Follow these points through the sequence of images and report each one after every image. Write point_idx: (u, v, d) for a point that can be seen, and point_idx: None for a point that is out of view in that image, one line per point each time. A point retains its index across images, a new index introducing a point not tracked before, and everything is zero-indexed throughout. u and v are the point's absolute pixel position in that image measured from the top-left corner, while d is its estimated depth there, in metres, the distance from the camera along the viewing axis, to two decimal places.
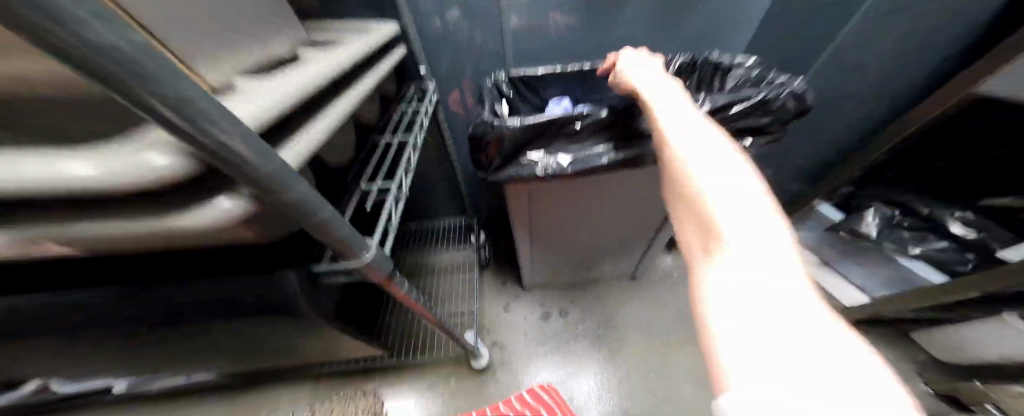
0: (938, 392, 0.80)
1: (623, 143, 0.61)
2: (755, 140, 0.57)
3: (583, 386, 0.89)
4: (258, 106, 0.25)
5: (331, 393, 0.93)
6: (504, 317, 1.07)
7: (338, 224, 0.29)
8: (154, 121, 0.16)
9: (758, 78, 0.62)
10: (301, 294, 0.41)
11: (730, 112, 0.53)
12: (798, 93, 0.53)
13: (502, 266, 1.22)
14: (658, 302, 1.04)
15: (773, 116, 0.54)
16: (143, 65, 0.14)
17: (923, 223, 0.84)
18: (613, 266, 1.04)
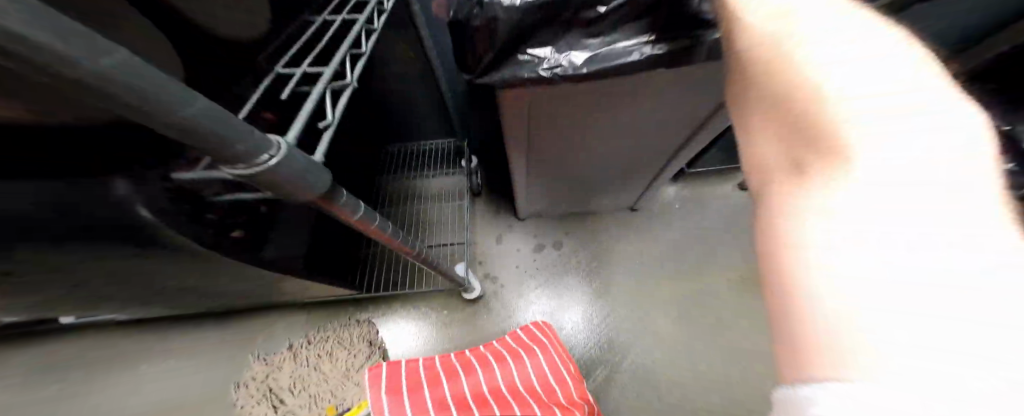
0: None
1: (665, 33, 0.43)
2: None
3: (572, 312, 0.92)
4: None
5: (322, 322, 0.92)
6: (496, 248, 1.03)
7: (232, 136, 0.18)
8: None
9: None
10: (143, 184, 0.31)
11: None
12: None
13: (495, 196, 1.13)
14: (655, 234, 1.01)
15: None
16: None
17: None
18: (613, 197, 0.97)
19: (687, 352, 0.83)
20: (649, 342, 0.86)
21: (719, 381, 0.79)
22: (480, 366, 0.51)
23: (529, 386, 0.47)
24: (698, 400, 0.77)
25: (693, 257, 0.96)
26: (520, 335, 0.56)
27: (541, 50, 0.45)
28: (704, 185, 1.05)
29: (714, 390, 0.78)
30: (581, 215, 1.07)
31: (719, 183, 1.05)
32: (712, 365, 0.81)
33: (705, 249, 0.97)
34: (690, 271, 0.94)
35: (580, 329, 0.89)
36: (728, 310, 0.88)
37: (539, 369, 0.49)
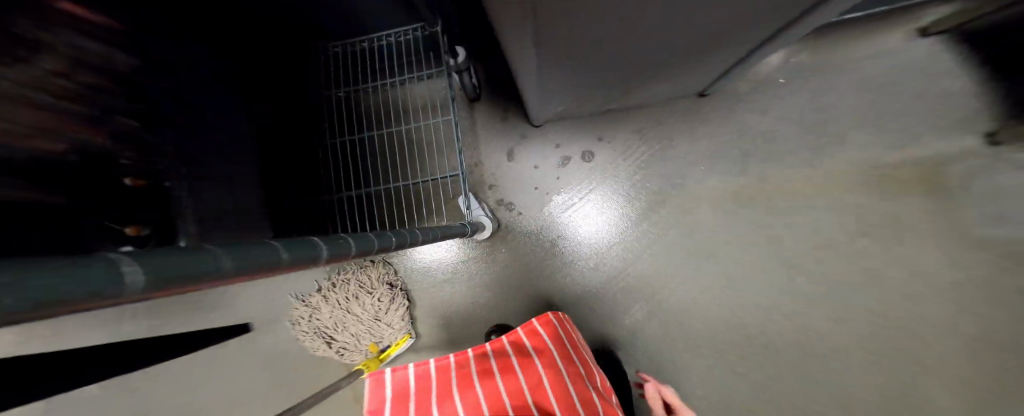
0: None
1: None
2: None
3: (607, 240, 0.76)
4: None
5: (339, 267, 0.86)
6: (508, 167, 0.82)
7: None
8: None
9: None
10: None
11: None
12: None
13: (499, 97, 0.83)
14: (737, 133, 0.70)
15: None
16: None
17: None
18: (679, 78, 0.62)
19: (751, 284, 0.69)
20: (706, 274, 0.71)
21: (779, 310, 0.68)
22: (480, 379, 0.42)
23: (548, 405, 0.41)
24: (761, 333, 0.68)
25: (792, 161, 0.67)
26: (536, 328, 0.49)
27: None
28: (826, 45, 0.66)
29: (775, 320, 0.68)
30: (622, 112, 0.76)
31: (853, 39, 0.66)
32: (788, 298, 0.68)
33: (816, 148, 0.66)
34: (783, 182, 0.68)
35: (618, 261, 0.75)
36: (825, 230, 0.67)
37: (557, 381, 0.43)
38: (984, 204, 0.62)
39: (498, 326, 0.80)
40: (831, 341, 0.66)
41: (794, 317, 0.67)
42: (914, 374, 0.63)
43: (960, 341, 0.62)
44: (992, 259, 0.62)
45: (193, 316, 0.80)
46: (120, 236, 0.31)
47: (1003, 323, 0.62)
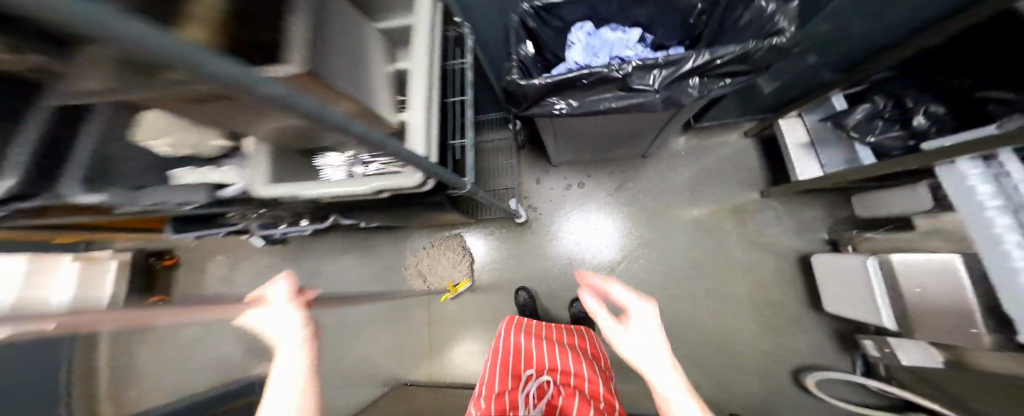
0: (827, 238, 1.16)
1: (626, 90, 0.59)
2: (698, 80, 0.57)
3: (590, 236, 1.35)
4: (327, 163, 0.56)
5: (436, 233, 1.54)
6: (535, 186, 1.45)
7: (418, 161, 0.45)
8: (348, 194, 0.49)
9: (765, 20, 0.54)
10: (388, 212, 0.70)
11: (655, 72, 0.55)
12: (704, 80, 0.57)
13: (535, 148, 1.47)
14: (658, 178, 1.33)
15: (701, 85, 0.57)
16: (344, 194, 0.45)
17: (900, 115, 0.74)
18: (626, 149, 1.22)
19: (660, 260, 1.27)
20: (639, 252, 1.30)
21: (674, 272, 1.24)
22: (557, 329, 1.01)
23: (586, 348, 0.95)
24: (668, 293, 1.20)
25: (680, 195, 1.30)
26: (591, 332, 1.04)
27: (553, 97, 0.64)
28: (707, 135, 1.31)
29: (675, 282, 1.22)
30: (601, 163, 1.39)
31: (715, 134, 1.31)
32: (677, 270, 1.25)
33: (691, 188, 1.30)
34: (676, 206, 1.30)
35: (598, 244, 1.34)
36: (697, 233, 1.26)
37: (594, 347, 0.96)
38: (776, 224, 1.21)
39: (523, 288, 1.39)
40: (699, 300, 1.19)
41: (679, 281, 1.23)
42: (743, 319, 1.16)
43: (763, 297, 1.16)
44: (779, 257, 1.19)
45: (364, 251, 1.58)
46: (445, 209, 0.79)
47: (786, 289, 1.16)
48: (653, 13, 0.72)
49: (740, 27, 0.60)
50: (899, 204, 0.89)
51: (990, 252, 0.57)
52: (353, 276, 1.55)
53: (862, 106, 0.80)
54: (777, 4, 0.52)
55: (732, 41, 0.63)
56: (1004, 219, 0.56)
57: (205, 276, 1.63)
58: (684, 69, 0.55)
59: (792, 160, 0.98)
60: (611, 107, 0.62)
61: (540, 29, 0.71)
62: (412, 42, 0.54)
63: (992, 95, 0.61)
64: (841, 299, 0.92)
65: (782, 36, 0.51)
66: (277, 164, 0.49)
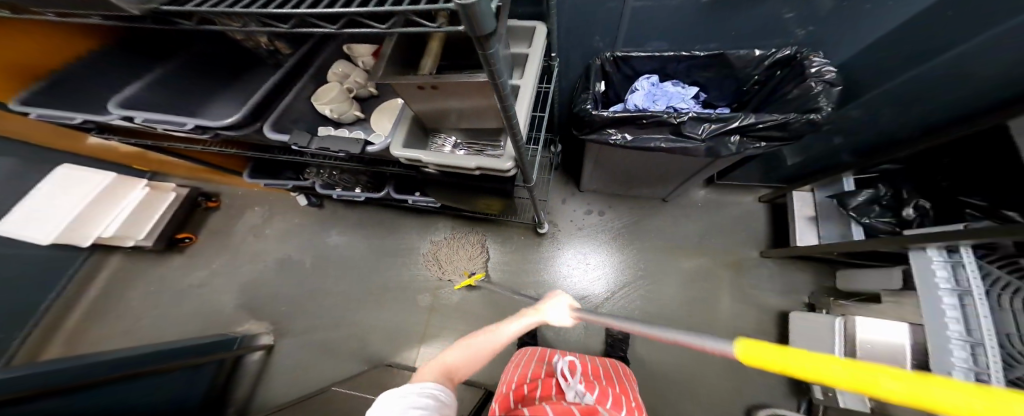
0: (806, 302, 1.34)
1: (675, 136, 0.71)
2: (741, 138, 0.69)
3: (599, 259, 1.52)
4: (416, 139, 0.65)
5: (463, 226, 1.67)
6: (561, 205, 1.63)
7: (522, 151, 0.57)
8: (470, 166, 0.62)
9: (808, 105, 0.70)
10: (457, 191, 0.83)
11: (707, 125, 0.67)
12: (740, 140, 0.69)
13: (567, 173, 1.67)
14: (672, 221, 1.53)
15: (738, 145, 0.70)
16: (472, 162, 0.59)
17: (891, 204, 0.86)
18: (649, 189, 1.38)
19: (657, 290, 1.45)
20: (642, 281, 1.47)
21: (665, 302, 1.42)
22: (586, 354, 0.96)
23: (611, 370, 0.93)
24: (651, 314, 1.41)
25: (689, 237, 1.50)
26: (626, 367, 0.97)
27: (612, 129, 0.77)
28: (724, 191, 1.52)
29: (668, 311, 1.41)
30: (623, 197, 1.60)
31: (730, 193, 1.51)
32: (672, 303, 1.42)
33: (700, 234, 1.49)
34: (681, 248, 1.49)
35: (607, 266, 1.51)
36: (692, 277, 1.45)
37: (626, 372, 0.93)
38: (767, 279, 1.39)
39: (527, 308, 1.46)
40: (683, 328, 1.38)
41: (668, 312, 1.41)
42: (718, 355, 1.32)
43: (737, 341, 1.33)
44: (763, 311, 1.36)
45: (393, 230, 1.70)
46: (496, 205, 0.92)
47: (762, 336, 1.32)
48: (711, 77, 0.89)
49: (786, 101, 0.75)
50: (870, 277, 1.10)
51: (931, 328, 0.75)
52: (376, 249, 1.66)
53: (866, 190, 0.90)
54: (824, 87, 0.67)
55: (779, 109, 0.77)
56: (948, 298, 0.74)
57: (241, 221, 1.77)
58: (729, 127, 0.67)
59: (796, 227, 1.12)
60: (661, 146, 0.74)
61: (615, 74, 0.89)
62: (528, 64, 0.70)
63: (968, 202, 0.74)
64: (818, 347, 1.10)
65: (821, 114, 0.66)
66: (410, 134, 0.63)
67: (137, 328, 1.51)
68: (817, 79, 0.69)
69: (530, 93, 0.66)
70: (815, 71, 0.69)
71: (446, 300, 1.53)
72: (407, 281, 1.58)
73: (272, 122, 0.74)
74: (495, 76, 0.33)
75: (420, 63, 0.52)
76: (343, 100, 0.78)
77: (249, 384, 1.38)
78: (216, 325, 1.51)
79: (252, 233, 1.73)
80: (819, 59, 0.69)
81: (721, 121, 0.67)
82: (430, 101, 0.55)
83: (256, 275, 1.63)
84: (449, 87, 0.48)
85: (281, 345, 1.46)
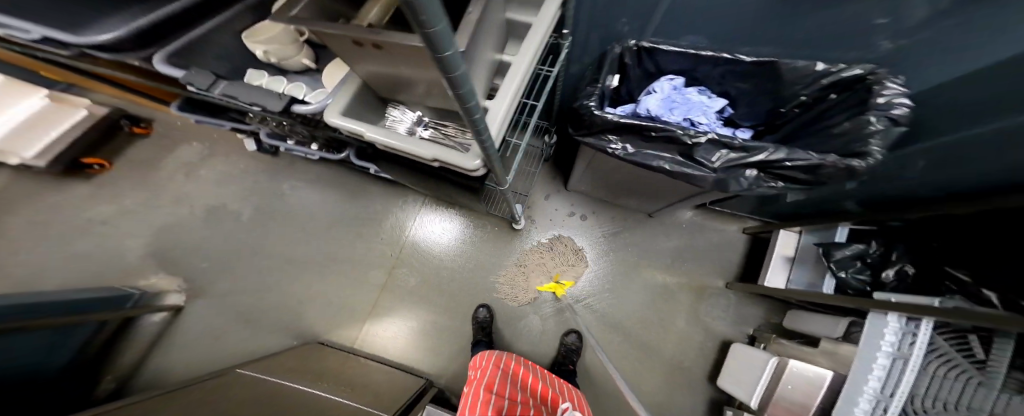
0: (750, 333, 1.38)
1: (683, 158, 0.59)
2: (757, 174, 0.56)
3: (568, 264, 1.47)
4: (360, 107, 0.51)
5: (436, 205, 1.54)
6: (543, 201, 1.54)
7: (491, 152, 0.46)
8: (427, 154, 0.49)
9: (854, 147, 0.55)
10: (421, 177, 0.70)
11: (722, 152, 0.55)
12: (758, 176, 0.56)
13: (556, 167, 1.56)
14: (650, 236, 1.50)
15: (751, 182, 0.57)
16: (423, 152, 0.49)
17: (868, 264, 0.83)
18: (636, 201, 1.31)
19: (617, 302, 1.43)
20: (606, 292, 1.44)
21: (622, 314, 1.42)
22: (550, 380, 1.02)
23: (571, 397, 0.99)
24: (604, 324, 1.40)
25: (662, 254, 1.47)
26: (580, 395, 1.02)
27: (613, 137, 0.65)
28: (710, 214, 1.48)
29: (621, 323, 1.41)
30: (608, 204, 1.53)
31: (715, 218, 1.48)
32: (627, 315, 1.42)
33: (674, 252, 1.47)
34: (651, 263, 1.47)
35: (576, 271, 1.46)
36: (656, 295, 1.44)
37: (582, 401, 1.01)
38: (725, 307, 1.41)
39: (484, 303, 1.41)
40: (629, 341, 1.39)
41: (620, 325, 1.41)
42: (654, 368, 1.36)
43: (678, 359, 1.37)
44: (710, 336, 1.39)
45: (355, 197, 1.53)
46: (465, 197, 0.80)
47: (699, 360, 1.36)
48: (744, 92, 0.76)
49: (833, 139, 0.61)
50: (817, 324, 1.13)
51: (851, 380, 0.73)
52: (331, 214, 1.50)
53: (855, 244, 0.85)
54: (885, 125, 0.51)
55: (824, 143, 0.63)
56: (882, 359, 0.71)
57: (176, 155, 1.53)
58: (750, 160, 0.54)
59: (770, 264, 1.10)
60: (664, 167, 0.62)
61: (633, 68, 0.76)
62: (527, 35, 0.55)
63: (948, 275, 0.72)
64: (745, 381, 1.14)
65: (868, 160, 0.51)
66: (358, 100, 0.50)
67: (25, 259, 1.31)
68: (880, 112, 0.53)
69: (523, 71, 0.53)
70: (880, 102, 0.53)
71: (401, 281, 1.43)
72: (361, 255, 1.46)
73: (169, 52, 0.59)
74: (435, 47, 0.21)
75: (362, 9, 0.39)
76: (290, 44, 0.61)
77: (142, 349, 1.25)
78: (118, 273, 1.32)
79: (184, 170, 1.51)
80: (892, 85, 0.53)
81: (744, 151, 0.54)
82: (378, 63, 0.42)
83: (179, 221, 1.43)
84: (399, 50, 0.35)
85: (193, 306, 1.32)
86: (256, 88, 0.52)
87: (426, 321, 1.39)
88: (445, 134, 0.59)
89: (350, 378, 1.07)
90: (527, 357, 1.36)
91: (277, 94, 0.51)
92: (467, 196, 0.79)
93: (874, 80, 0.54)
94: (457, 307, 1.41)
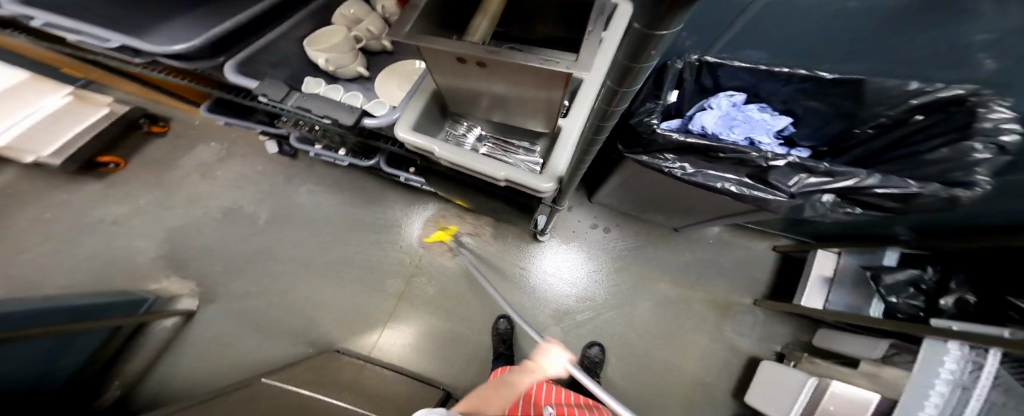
0: (778, 351, 1.34)
1: (749, 181, 0.58)
2: (833, 199, 0.54)
3: (594, 276, 1.44)
4: (422, 120, 0.49)
5: (458, 214, 1.52)
6: (566, 213, 1.52)
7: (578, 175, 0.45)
8: (499, 174, 0.47)
9: (950, 174, 0.54)
10: (479, 191, 0.68)
11: (800, 178, 0.53)
12: (839, 202, 0.55)
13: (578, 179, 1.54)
14: (673, 252, 1.47)
15: (828, 207, 0.56)
16: (498, 173, 0.46)
17: (923, 292, 0.81)
18: (664, 217, 1.28)
19: (641, 317, 1.40)
20: (631, 307, 1.41)
21: (648, 329, 1.38)
22: None
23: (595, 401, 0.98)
24: (629, 339, 1.37)
25: (687, 270, 1.45)
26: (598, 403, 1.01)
27: (673, 157, 0.63)
28: (737, 231, 1.46)
29: (645, 339, 1.37)
30: (631, 218, 1.51)
31: (742, 235, 1.46)
32: (653, 330, 1.38)
33: (700, 268, 1.44)
34: (677, 279, 1.44)
35: (599, 285, 1.43)
36: (678, 310, 1.41)
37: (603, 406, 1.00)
38: (754, 326, 1.37)
39: (503, 314, 1.37)
40: (654, 358, 1.35)
41: (645, 341, 1.36)
42: (682, 387, 1.31)
43: (705, 378, 1.32)
44: (737, 355, 1.35)
45: (377, 202, 1.51)
46: (510, 214, 0.77)
47: (725, 378, 1.32)
48: (810, 112, 0.74)
49: (926, 165, 0.58)
50: (854, 346, 1.10)
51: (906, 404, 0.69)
52: (352, 218, 1.47)
53: (909, 269, 0.84)
54: (989, 154, 0.49)
55: (914, 173, 0.60)
56: (940, 387, 0.67)
57: (191, 154, 1.51)
58: (834, 185, 0.52)
59: (806, 285, 1.03)
60: (729, 189, 0.59)
61: (691, 85, 0.75)
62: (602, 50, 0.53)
63: (1011, 304, 0.68)
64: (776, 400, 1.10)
65: (972, 190, 0.50)
66: (427, 112, 0.49)
67: (33, 258, 1.27)
68: (987, 139, 0.50)
69: (591, 93, 0.52)
70: (987, 127, 0.50)
71: (421, 290, 1.39)
72: (380, 261, 1.42)
73: (239, 61, 0.58)
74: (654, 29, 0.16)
75: (473, 24, 0.41)
76: (349, 51, 0.60)
77: (152, 354, 1.21)
78: (128, 275, 1.28)
79: (200, 170, 1.48)
80: (999, 109, 0.50)
81: (826, 175, 0.52)
82: (462, 80, 0.41)
83: (194, 221, 1.40)
84: (501, 68, 0.34)
85: (204, 311, 1.28)
86: (328, 101, 0.51)
87: (444, 333, 1.34)
88: (509, 153, 0.56)
89: (368, 390, 1.02)
90: (549, 372, 1.31)
91: (347, 106, 0.50)
92: (513, 213, 0.77)
93: (979, 103, 0.52)
94: (476, 318, 1.37)
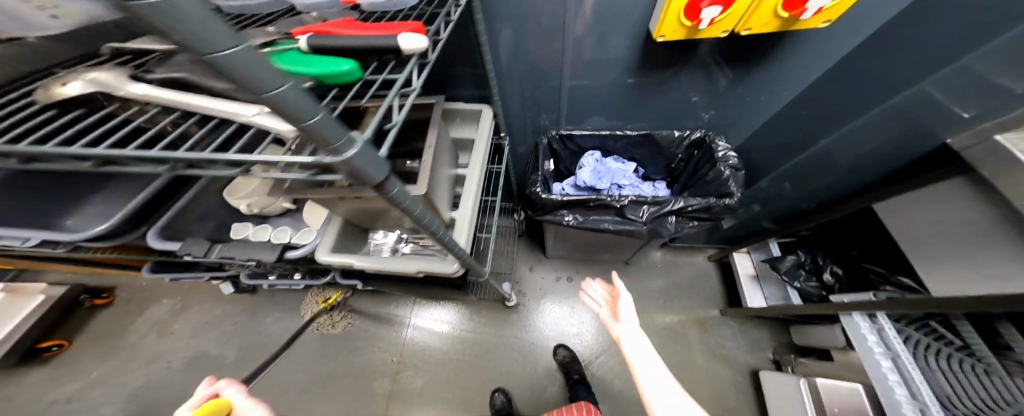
0: (772, 357, 1.33)
1: (621, 219, 0.73)
2: (677, 220, 0.72)
3: (579, 321, 1.45)
4: (340, 244, 0.59)
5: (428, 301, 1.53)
6: (529, 273, 1.58)
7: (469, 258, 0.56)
8: (409, 270, 0.57)
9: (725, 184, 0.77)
10: (417, 284, 0.76)
11: (642, 208, 0.71)
12: (674, 220, 0.72)
13: (531, 239, 1.67)
14: (635, 283, 1.54)
15: (675, 227, 0.73)
16: (410, 270, 0.56)
17: (808, 273, 0.93)
18: (612, 253, 1.39)
19: None
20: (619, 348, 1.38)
21: None
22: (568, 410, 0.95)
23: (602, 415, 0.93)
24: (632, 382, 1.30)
25: (655, 295, 1.50)
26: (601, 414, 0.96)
27: (564, 211, 0.77)
28: (679, 249, 1.60)
29: None
30: (588, 261, 1.61)
31: (684, 250, 1.60)
32: None
33: (664, 290, 1.51)
34: (650, 307, 1.47)
35: (585, 332, 1.42)
36: (662, 337, 1.40)
37: None
38: (736, 333, 1.39)
39: (499, 386, 1.30)
40: None
41: None
42: None
43: (718, 405, 1.25)
44: (735, 367, 1.32)
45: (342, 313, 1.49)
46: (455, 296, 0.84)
47: (740, 397, 1.27)
48: (647, 153, 0.98)
49: (708, 183, 0.83)
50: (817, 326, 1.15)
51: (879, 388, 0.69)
52: (319, 337, 1.42)
53: (789, 256, 0.97)
54: (731, 172, 0.75)
55: (703, 188, 0.85)
56: (886, 362, 0.71)
57: (142, 317, 1.45)
58: (665, 209, 0.70)
59: (743, 287, 1.15)
60: (609, 227, 0.74)
61: (562, 151, 0.98)
62: (475, 150, 0.71)
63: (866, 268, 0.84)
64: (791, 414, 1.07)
65: (734, 197, 0.71)
66: (343, 234, 0.60)
67: None
68: (726, 164, 0.78)
69: (475, 184, 0.67)
70: (722, 155, 0.79)
71: (408, 386, 1.31)
72: (362, 367, 1.35)
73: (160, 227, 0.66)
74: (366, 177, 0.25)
75: None
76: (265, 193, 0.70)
77: None
78: None
79: (156, 329, 1.42)
80: (723, 144, 0.80)
81: (656, 204, 0.71)
82: (355, 205, 0.53)
83: (146, 387, 1.28)
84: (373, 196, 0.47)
85: None
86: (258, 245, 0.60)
87: None
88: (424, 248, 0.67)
89: None
90: None
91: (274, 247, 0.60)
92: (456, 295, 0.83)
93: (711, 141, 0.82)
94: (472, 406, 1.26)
